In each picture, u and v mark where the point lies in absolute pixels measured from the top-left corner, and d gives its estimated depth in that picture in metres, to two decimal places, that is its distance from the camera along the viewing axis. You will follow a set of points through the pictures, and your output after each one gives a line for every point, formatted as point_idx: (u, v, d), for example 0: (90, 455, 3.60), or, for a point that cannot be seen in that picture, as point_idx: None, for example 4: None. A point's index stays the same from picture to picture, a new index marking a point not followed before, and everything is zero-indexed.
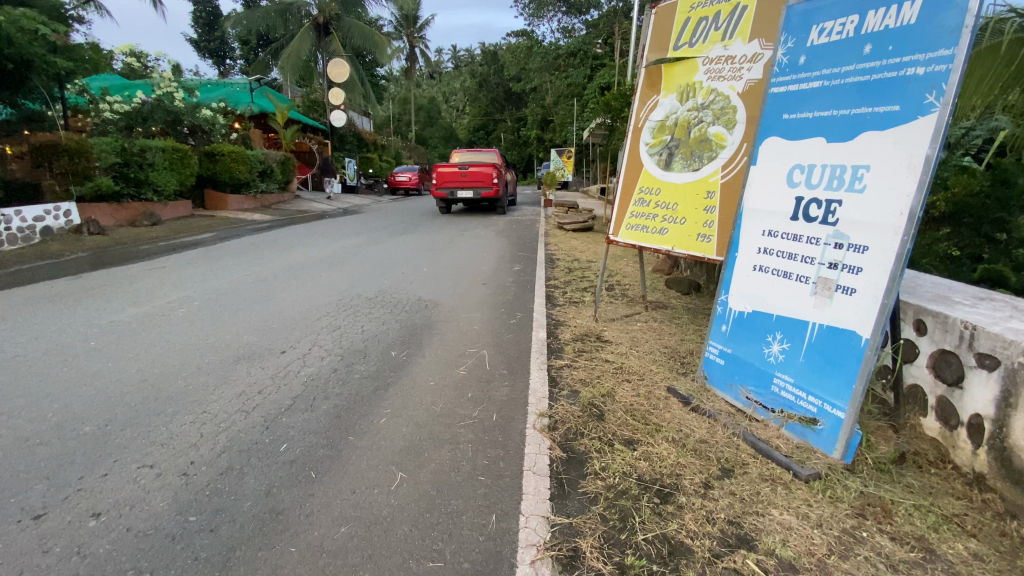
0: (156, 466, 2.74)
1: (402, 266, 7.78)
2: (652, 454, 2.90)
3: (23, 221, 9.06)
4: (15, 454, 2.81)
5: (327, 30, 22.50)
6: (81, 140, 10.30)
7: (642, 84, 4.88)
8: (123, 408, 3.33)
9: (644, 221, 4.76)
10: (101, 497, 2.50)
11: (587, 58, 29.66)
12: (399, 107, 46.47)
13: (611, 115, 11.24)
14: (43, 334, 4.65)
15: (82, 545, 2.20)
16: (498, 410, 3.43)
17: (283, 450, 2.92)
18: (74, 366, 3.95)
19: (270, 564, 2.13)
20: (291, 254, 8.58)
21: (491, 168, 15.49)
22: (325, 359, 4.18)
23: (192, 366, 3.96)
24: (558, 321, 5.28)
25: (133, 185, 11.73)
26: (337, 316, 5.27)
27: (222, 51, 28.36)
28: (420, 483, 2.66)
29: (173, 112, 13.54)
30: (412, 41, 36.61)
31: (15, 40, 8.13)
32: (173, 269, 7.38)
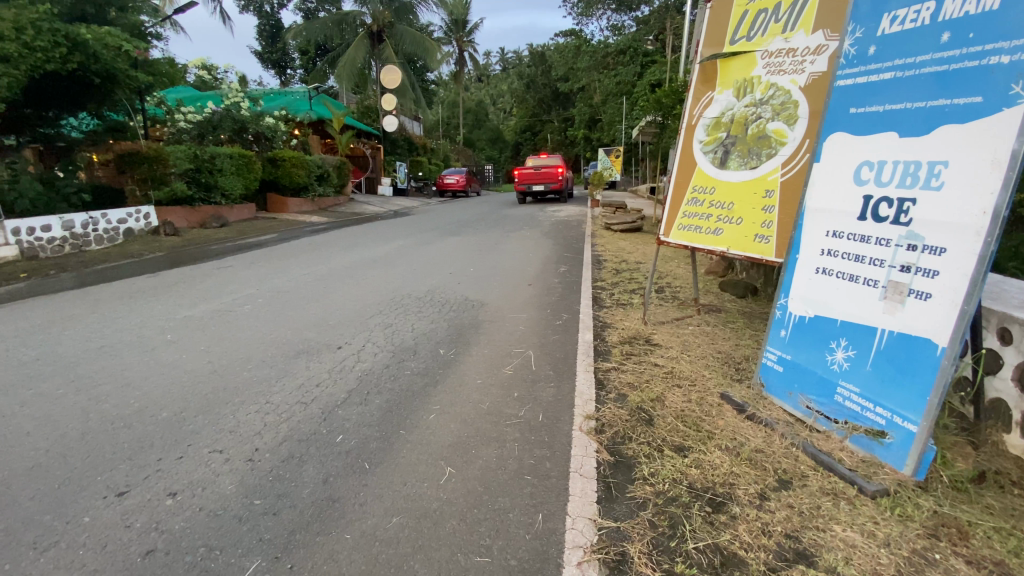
0: (225, 452, 2.94)
1: (450, 266, 7.93)
2: (705, 462, 2.82)
3: (109, 223, 9.96)
4: (102, 436, 3.09)
5: (381, 38, 23.24)
6: (159, 147, 11.22)
7: (696, 80, 4.72)
8: (196, 396, 3.59)
9: (697, 221, 4.61)
10: (177, 477, 2.71)
11: (636, 56, 29.39)
12: (449, 110, 47.42)
13: (662, 112, 11.03)
14: (130, 327, 5.10)
15: (160, 522, 2.39)
16: (545, 410, 3.44)
17: (339, 441, 3.05)
18: (154, 356, 4.30)
19: (327, 549, 2.23)
20: (346, 255, 8.93)
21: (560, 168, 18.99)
22: (378, 354, 4.34)
23: (257, 359, 4.22)
24: (606, 323, 5.22)
25: (204, 190, 12.64)
26: (389, 314, 5.45)
27: (284, 61, 29.75)
28: (468, 478, 2.71)
29: (240, 120, 14.40)
30: (461, 45, 37.08)
31: (101, 56, 8.89)
32: (239, 269, 7.86)
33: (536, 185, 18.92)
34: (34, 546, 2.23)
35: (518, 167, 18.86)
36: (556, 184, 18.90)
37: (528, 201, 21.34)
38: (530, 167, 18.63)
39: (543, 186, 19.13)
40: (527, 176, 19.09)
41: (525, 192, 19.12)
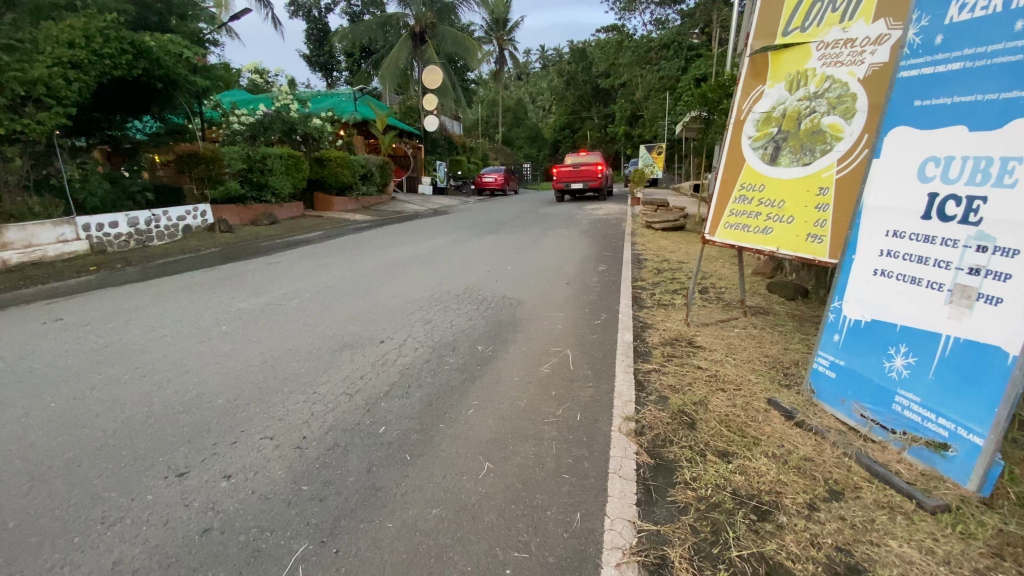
0: (275, 438, 3.07)
1: (489, 264, 8.00)
2: (750, 468, 2.73)
3: (170, 220, 10.58)
4: (164, 419, 3.29)
5: (423, 39, 23.67)
6: (215, 149, 11.87)
7: (746, 75, 4.56)
8: (248, 385, 3.77)
9: (745, 220, 4.46)
10: (231, 461, 2.85)
11: (681, 50, 28.66)
12: (488, 109, 47.74)
13: (707, 107, 10.74)
14: (188, 318, 5.41)
15: (216, 503, 2.53)
16: (583, 410, 3.42)
17: (382, 432, 3.14)
18: (210, 346, 4.55)
19: (370, 536, 2.30)
20: (387, 252, 9.16)
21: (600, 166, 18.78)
22: (418, 349, 4.43)
23: (304, 351, 4.39)
24: (646, 323, 5.14)
25: (256, 189, 13.25)
26: (429, 310, 5.54)
27: (330, 64, 30.73)
28: (506, 474, 2.74)
29: (290, 122, 14.99)
30: (501, 44, 37.23)
31: (164, 62, 9.48)
32: (287, 265, 8.20)
33: (575, 183, 18.78)
34: (103, 520, 2.40)
35: (557, 165, 18.79)
36: (595, 182, 18.70)
37: (568, 199, 21.22)
38: (569, 165, 18.52)
39: (581, 184, 18.90)
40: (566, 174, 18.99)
41: (564, 190, 19.02)
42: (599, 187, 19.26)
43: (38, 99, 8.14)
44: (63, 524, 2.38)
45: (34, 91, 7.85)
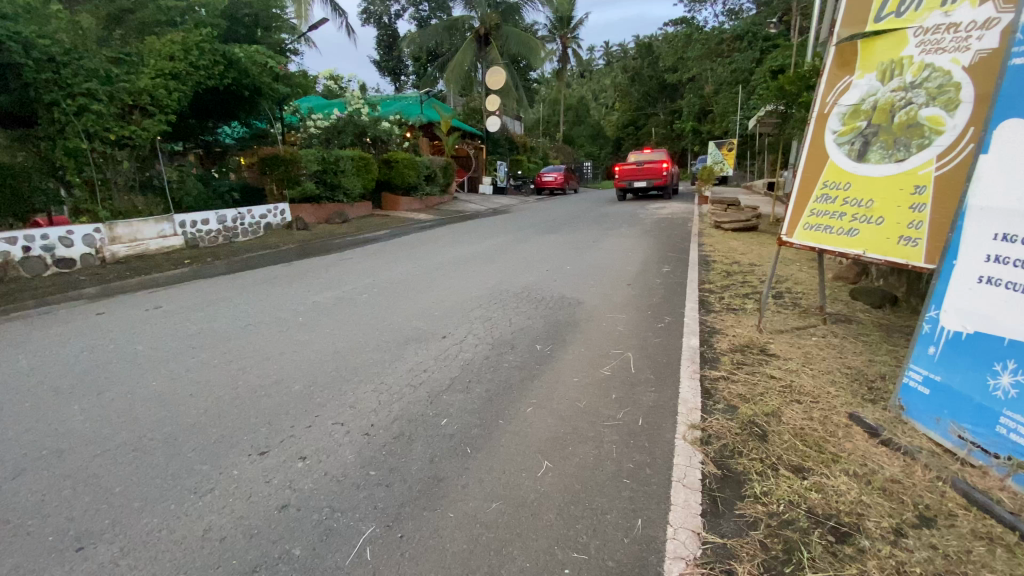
0: (346, 424, 3.25)
1: (549, 263, 8.00)
2: (827, 486, 2.56)
3: (253, 218, 11.44)
4: (248, 401, 3.58)
5: (487, 41, 24.04)
6: (294, 151, 12.58)
7: (831, 65, 4.27)
8: (322, 373, 4.01)
9: (827, 220, 4.17)
10: (306, 443, 3.05)
11: (756, 41, 27.16)
12: (550, 108, 47.65)
13: (784, 101, 10.13)
14: (269, 309, 5.83)
15: (293, 482, 2.71)
16: (645, 415, 3.35)
17: (444, 425, 3.24)
18: (288, 335, 4.89)
19: (433, 524, 2.38)
20: (450, 250, 9.39)
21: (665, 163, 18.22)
22: (478, 346, 4.52)
23: (372, 343, 4.60)
24: (714, 328, 4.93)
25: (329, 189, 14.02)
26: (489, 308, 5.63)
27: (399, 69, 31.92)
28: (565, 474, 2.73)
29: (360, 125, 15.74)
30: (565, 42, 37.00)
31: (250, 72, 10.30)
32: (357, 261, 8.62)
33: (639, 181, 18.35)
34: (195, 490, 2.65)
35: (621, 163, 18.45)
36: (660, 180, 18.19)
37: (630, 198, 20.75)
38: (632, 162, 18.12)
39: (645, 183, 18.47)
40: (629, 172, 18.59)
41: (626, 189, 18.63)
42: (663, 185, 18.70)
43: (144, 107, 9.08)
44: (162, 491, 2.64)
45: (140, 100, 8.80)
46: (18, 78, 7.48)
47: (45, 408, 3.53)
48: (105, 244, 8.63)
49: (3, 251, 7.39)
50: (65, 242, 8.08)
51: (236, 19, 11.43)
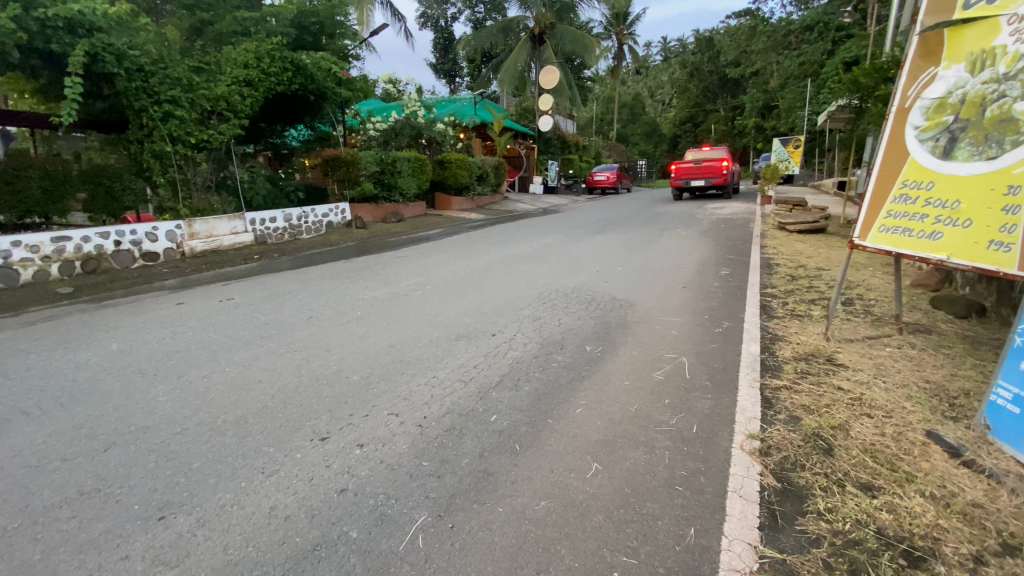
0: (400, 415, 3.37)
1: (600, 264, 7.91)
2: (899, 507, 2.39)
3: (316, 217, 12.04)
4: (311, 389, 3.79)
5: (541, 40, 24.02)
6: (354, 153, 13.13)
7: (913, 56, 3.99)
8: (378, 364, 4.18)
9: (906, 223, 3.88)
10: (363, 432, 3.19)
11: (827, 31, 25.57)
12: (604, 106, 47.05)
13: (858, 95, 9.49)
14: (329, 303, 6.12)
15: (351, 468, 2.84)
16: (700, 422, 3.25)
17: (494, 421, 3.28)
18: (347, 328, 5.12)
19: (482, 517, 2.43)
20: (501, 249, 9.48)
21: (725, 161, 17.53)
22: (527, 344, 4.54)
23: (425, 338, 4.73)
24: (776, 335, 4.71)
25: (386, 189, 14.50)
26: (539, 307, 5.65)
27: (454, 71, 32.53)
28: (615, 477, 2.71)
29: (416, 127, 16.19)
30: (621, 39, 36.34)
31: (317, 77, 10.79)
32: (411, 259, 8.88)
33: (696, 180, 17.77)
34: (263, 470, 2.83)
35: (678, 161, 17.92)
36: (718, 178, 17.55)
37: (687, 197, 20.11)
38: (689, 161, 17.58)
39: (704, 181, 17.83)
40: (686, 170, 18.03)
41: (682, 188, 18.09)
42: (722, 184, 18.00)
43: (221, 113, 9.78)
44: (233, 469, 2.84)
45: (218, 105, 9.53)
46: (114, 87, 8.26)
47: (134, 388, 3.89)
48: (185, 239, 9.34)
49: (98, 245, 8.15)
50: (151, 236, 8.84)
51: (303, 27, 12.04)
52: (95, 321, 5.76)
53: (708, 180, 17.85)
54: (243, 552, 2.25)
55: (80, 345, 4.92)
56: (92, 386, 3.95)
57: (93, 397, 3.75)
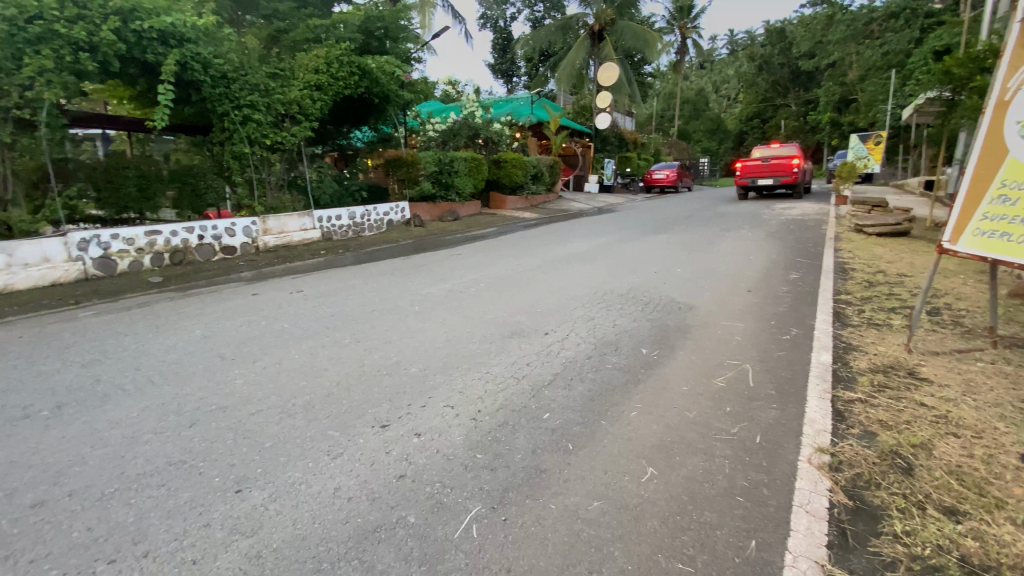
0: (455, 408, 3.45)
1: (657, 265, 7.72)
2: (990, 536, 2.19)
3: (378, 215, 12.51)
4: (371, 378, 3.96)
5: (601, 37, 23.68)
6: (414, 154, 13.57)
7: (1015, 44, 3.69)
8: (435, 358, 4.31)
9: (1006, 226, 3.56)
10: (420, 422, 3.30)
11: (916, 18, 23.52)
12: (664, 103, 45.73)
13: (951, 86, 8.69)
14: (388, 298, 6.36)
15: (409, 455, 2.94)
16: (763, 432, 3.11)
17: (547, 419, 3.30)
18: (405, 322, 5.30)
19: (535, 513, 2.45)
20: (555, 248, 9.46)
21: (795, 158, 16.58)
22: (581, 345, 4.52)
23: (480, 334, 4.82)
24: (850, 345, 4.41)
25: (443, 188, 14.83)
26: (593, 307, 5.59)
27: (512, 71, 32.76)
28: (671, 483, 2.65)
29: (474, 128, 16.44)
30: (684, 33, 35.15)
31: (382, 81, 11.19)
32: (466, 256, 9.05)
33: (763, 179, 16.95)
34: (328, 452, 3.00)
35: (743, 159, 17.16)
36: (787, 177, 16.64)
37: (752, 197, 19.20)
38: (756, 159, 16.79)
39: (772, 180, 16.97)
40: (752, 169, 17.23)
41: (747, 187, 17.33)
42: (792, 183, 17.05)
43: (293, 116, 10.39)
44: (302, 449, 3.03)
45: (291, 109, 10.15)
46: (200, 94, 8.94)
47: (214, 370, 4.23)
48: (259, 235, 10.01)
49: (185, 239, 8.90)
50: (230, 232, 9.55)
51: (369, 33, 12.50)
52: (180, 309, 6.29)
53: (776, 179, 16.97)
54: (310, 528, 2.40)
55: (168, 329, 5.41)
56: (179, 367, 4.33)
57: (180, 377, 4.12)
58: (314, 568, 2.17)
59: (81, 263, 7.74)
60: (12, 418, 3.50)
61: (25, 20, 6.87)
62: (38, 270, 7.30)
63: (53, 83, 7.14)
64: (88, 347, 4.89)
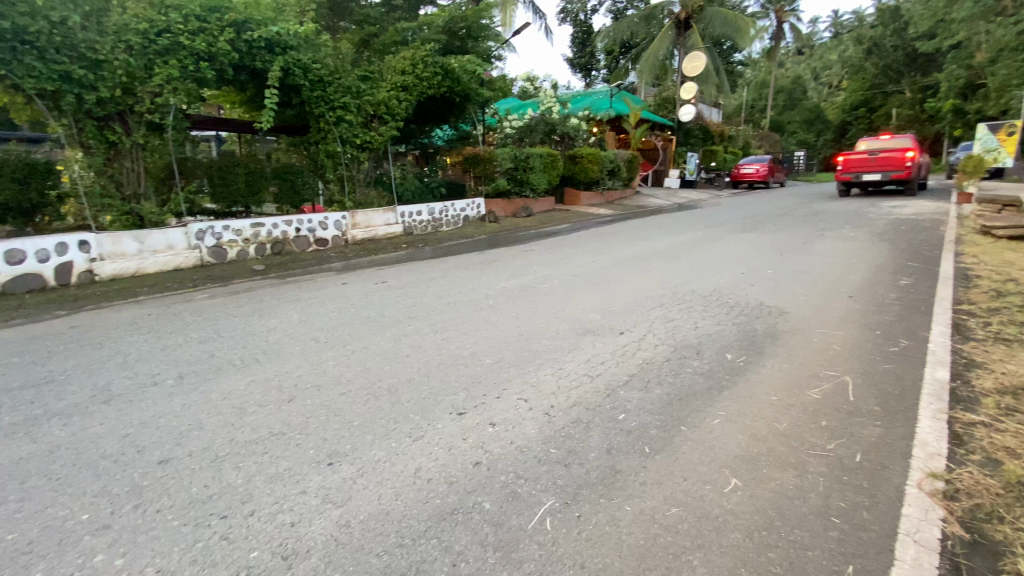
0: (529, 402, 3.48)
1: (743, 266, 7.28)
2: None
3: (455, 211, 12.89)
4: (448, 367, 4.10)
5: (687, 25, 22.60)
6: (491, 151, 13.77)
7: None
8: (509, 351, 4.38)
9: None
10: (495, 412, 3.36)
11: None
12: (755, 93, 42.92)
13: None
14: (465, 291, 6.54)
15: (484, 444, 3.02)
16: (864, 451, 2.85)
17: (622, 420, 3.24)
18: (481, 315, 5.43)
19: (609, 513, 2.42)
20: (631, 245, 9.22)
21: (909, 151, 14.85)
22: (659, 346, 4.38)
23: (554, 330, 4.82)
24: (972, 362, 3.90)
25: (518, 184, 14.90)
26: (672, 308, 5.40)
27: (591, 64, 32.28)
28: (757, 497, 2.50)
29: (551, 123, 16.35)
30: (779, 17, 32.68)
31: (463, 79, 11.44)
32: (540, 252, 9.09)
33: (868, 173, 15.42)
34: (410, 434, 3.15)
35: (845, 152, 15.75)
36: (897, 171, 14.98)
37: (854, 194, 17.50)
38: (860, 151, 15.35)
39: (879, 175, 15.35)
40: (856, 163, 15.73)
41: (850, 183, 15.88)
42: (905, 179, 15.30)
43: (381, 116, 10.98)
44: (386, 430, 3.21)
45: (379, 109, 10.72)
46: (300, 97, 9.66)
47: (309, 351, 4.59)
48: (348, 228, 10.70)
49: (284, 231, 9.70)
50: (323, 225, 10.28)
51: (453, 33, 12.84)
52: (279, 295, 6.88)
53: (884, 174, 15.32)
54: (393, 504, 2.54)
55: (270, 313, 5.94)
56: (279, 347, 4.74)
57: (279, 356, 4.51)
58: (396, 542, 2.30)
59: (198, 251, 8.70)
60: (145, 384, 4.03)
61: (154, 34, 7.75)
62: (164, 256, 8.33)
63: (178, 91, 8.07)
64: (204, 325, 5.50)
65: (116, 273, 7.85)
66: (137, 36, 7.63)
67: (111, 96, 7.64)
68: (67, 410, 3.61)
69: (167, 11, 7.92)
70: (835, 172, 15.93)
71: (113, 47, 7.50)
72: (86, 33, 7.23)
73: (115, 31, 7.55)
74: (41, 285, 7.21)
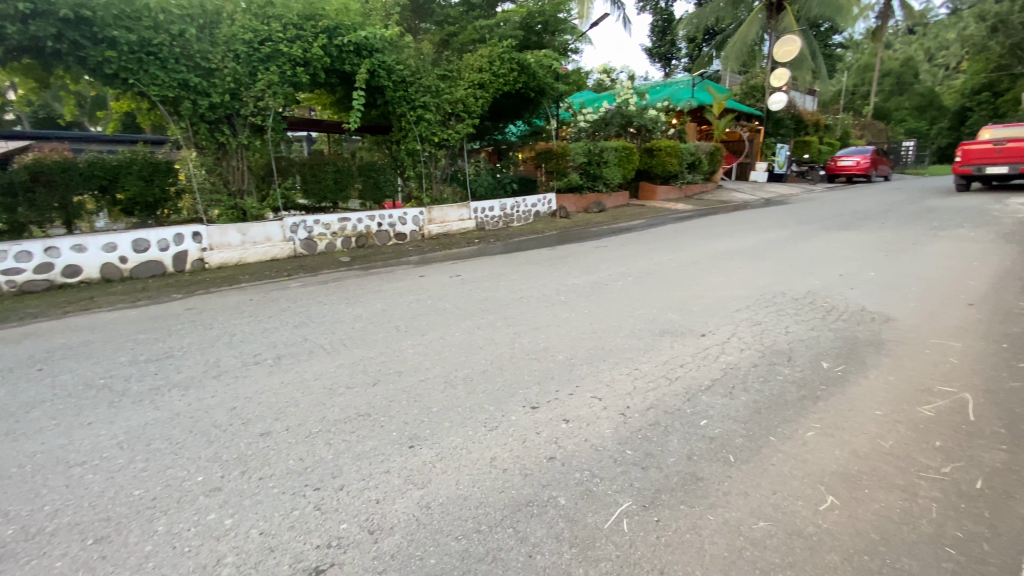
0: (603, 401, 3.43)
1: (840, 267, 6.69)
2: None
3: (527, 207, 12.97)
4: (523, 361, 4.14)
5: (780, 7, 21.02)
6: (564, 145, 13.64)
7: None
8: (582, 348, 4.34)
9: None
10: (569, 409, 3.35)
11: None
12: (856, 77, 39.14)
13: None
14: (537, 286, 6.56)
15: (559, 440, 3.02)
16: (988, 478, 2.54)
17: (704, 425, 3.11)
18: (555, 311, 5.42)
19: (690, 520, 2.34)
20: (712, 243, 8.79)
21: None
22: (744, 351, 4.15)
23: (629, 329, 4.72)
24: None
25: (591, 178, 14.64)
26: (758, 311, 5.08)
27: (671, 54, 31.02)
28: (857, 518, 2.31)
29: (627, 116, 15.97)
30: None
31: (539, 75, 11.48)
32: (614, 248, 8.90)
33: (992, 167, 13.61)
34: (485, 424, 3.22)
35: (965, 143, 13.96)
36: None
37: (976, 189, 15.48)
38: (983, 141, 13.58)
39: (1007, 168, 13.47)
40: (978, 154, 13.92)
41: (970, 177, 14.17)
42: None
43: (458, 114, 11.26)
44: (462, 418, 3.31)
45: (456, 107, 11.01)
46: (384, 97, 10.12)
47: (390, 339, 4.82)
48: (425, 224, 11.11)
49: (367, 226, 10.25)
50: (402, 221, 10.75)
51: (530, 28, 12.86)
52: (362, 285, 7.28)
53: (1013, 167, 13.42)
54: (470, 491, 2.62)
55: (354, 302, 6.31)
56: (364, 334, 5.03)
57: (364, 343, 4.79)
58: (474, 528, 2.37)
59: (292, 243, 9.42)
60: (249, 362, 4.45)
61: (258, 42, 8.43)
62: (262, 247, 9.11)
63: (277, 94, 8.76)
64: (297, 312, 5.96)
65: (222, 261, 8.72)
66: (243, 44, 8.34)
67: (221, 101, 8.42)
68: (185, 383, 4.07)
69: (269, 20, 8.59)
70: (952, 165, 14.29)
71: (223, 56, 8.28)
72: (201, 44, 8.05)
73: (225, 41, 8.27)
74: (161, 270, 8.15)
